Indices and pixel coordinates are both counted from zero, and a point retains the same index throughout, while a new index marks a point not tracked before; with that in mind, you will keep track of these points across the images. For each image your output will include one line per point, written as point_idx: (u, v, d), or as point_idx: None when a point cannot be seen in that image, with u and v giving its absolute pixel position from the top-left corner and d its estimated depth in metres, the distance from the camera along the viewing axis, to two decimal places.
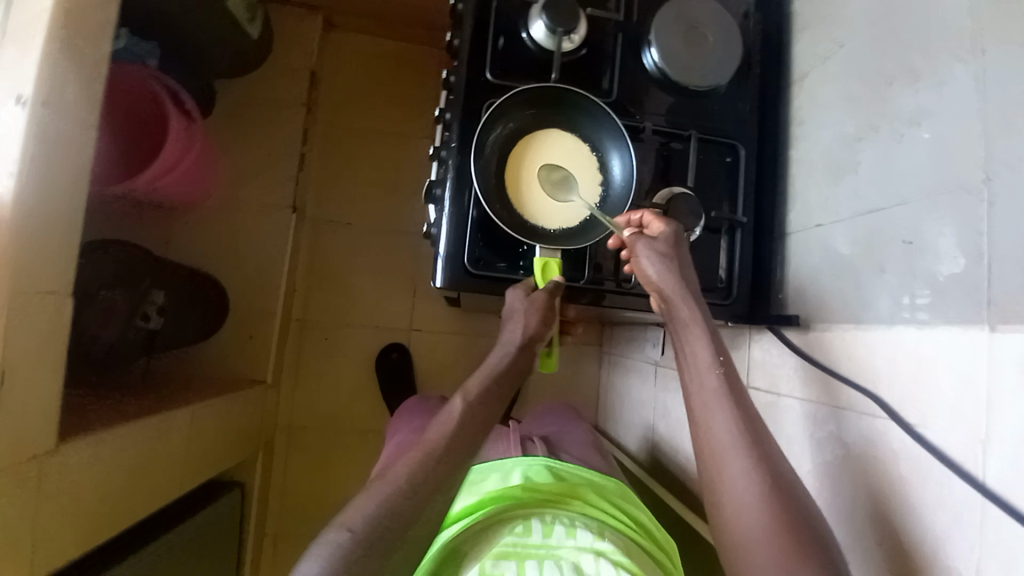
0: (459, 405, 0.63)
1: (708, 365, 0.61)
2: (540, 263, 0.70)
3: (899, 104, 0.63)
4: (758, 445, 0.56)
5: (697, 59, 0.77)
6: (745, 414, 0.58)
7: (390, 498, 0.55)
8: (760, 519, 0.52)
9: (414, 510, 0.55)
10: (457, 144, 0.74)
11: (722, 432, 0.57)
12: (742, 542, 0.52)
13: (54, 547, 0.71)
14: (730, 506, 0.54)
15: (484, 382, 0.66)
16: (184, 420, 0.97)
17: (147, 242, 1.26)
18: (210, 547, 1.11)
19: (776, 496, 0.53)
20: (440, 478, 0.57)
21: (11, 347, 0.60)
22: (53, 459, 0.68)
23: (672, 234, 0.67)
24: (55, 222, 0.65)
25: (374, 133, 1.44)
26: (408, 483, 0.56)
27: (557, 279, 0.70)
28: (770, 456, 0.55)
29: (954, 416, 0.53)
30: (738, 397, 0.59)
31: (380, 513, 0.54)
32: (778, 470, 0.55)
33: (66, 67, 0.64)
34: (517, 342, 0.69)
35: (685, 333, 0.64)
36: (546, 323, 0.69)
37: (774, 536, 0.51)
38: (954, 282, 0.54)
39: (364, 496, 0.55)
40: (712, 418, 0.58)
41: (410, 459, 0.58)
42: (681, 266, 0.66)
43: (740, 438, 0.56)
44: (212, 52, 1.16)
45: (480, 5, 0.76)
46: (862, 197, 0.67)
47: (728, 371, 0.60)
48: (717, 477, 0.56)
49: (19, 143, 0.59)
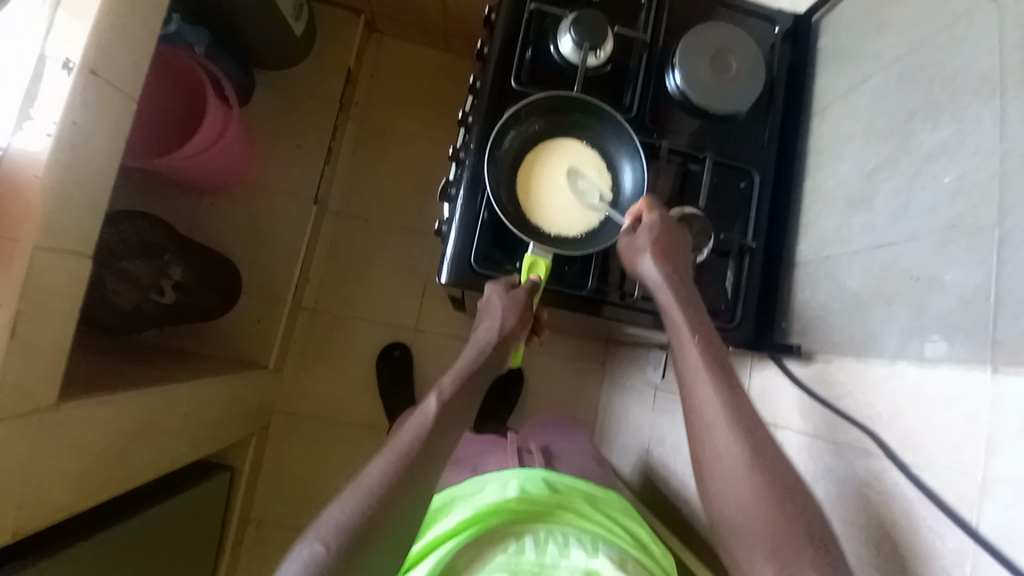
0: (434, 406, 0.61)
1: (687, 339, 0.61)
2: (528, 260, 0.70)
3: (917, 142, 0.63)
4: (750, 428, 0.55)
5: (720, 84, 0.78)
6: (727, 384, 0.57)
7: (363, 504, 0.53)
8: (742, 485, 0.52)
9: (388, 515, 0.53)
10: (475, 145, 0.75)
11: (706, 403, 0.57)
12: (732, 521, 0.51)
13: (44, 502, 0.72)
14: (717, 485, 0.53)
15: (457, 379, 0.65)
16: (186, 391, 0.99)
17: (174, 219, 1.30)
18: (194, 525, 1.12)
19: (759, 464, 0.52)
20: (415, 483, 0.56)
21: (30, 299, 0.63)
22: (54, 413, 0.70)
23: (655, 223, 0.67)
24: (85, 185, 0.68)
25: (401, 135, 1.48)
26: (385, 486, 0.54)
27: (538, 277, 0.70)
28: (755, 426, 0.55)
29: (952, 460, 0.52)
30: (720, 367, 0.59)
31: (351, 519, 0.52)
32: (763, 439, 0.54)
33: (114, 40, 0.67)
34: (493, 341, 0.68)
35: (665, 310, 0.65)
36: (523, 324, 0.68)
37: (759, 501, 0.51)
38: (963, 320, 0.53)
39: (334, 506, 0.53)
40: (696, 390, 0.58)
41: (385, 461, 0.56)
42: (667, 255, 0.67)
43: (721, 409, 0.56)
44: (256, 43, 1.21)
45: (511, 16, 0.78)
46: (875, 230, 0.66)
47: (707, 347, 0.60)
48: (702, 455, 0.56)
49: (60, 107, 0.62)
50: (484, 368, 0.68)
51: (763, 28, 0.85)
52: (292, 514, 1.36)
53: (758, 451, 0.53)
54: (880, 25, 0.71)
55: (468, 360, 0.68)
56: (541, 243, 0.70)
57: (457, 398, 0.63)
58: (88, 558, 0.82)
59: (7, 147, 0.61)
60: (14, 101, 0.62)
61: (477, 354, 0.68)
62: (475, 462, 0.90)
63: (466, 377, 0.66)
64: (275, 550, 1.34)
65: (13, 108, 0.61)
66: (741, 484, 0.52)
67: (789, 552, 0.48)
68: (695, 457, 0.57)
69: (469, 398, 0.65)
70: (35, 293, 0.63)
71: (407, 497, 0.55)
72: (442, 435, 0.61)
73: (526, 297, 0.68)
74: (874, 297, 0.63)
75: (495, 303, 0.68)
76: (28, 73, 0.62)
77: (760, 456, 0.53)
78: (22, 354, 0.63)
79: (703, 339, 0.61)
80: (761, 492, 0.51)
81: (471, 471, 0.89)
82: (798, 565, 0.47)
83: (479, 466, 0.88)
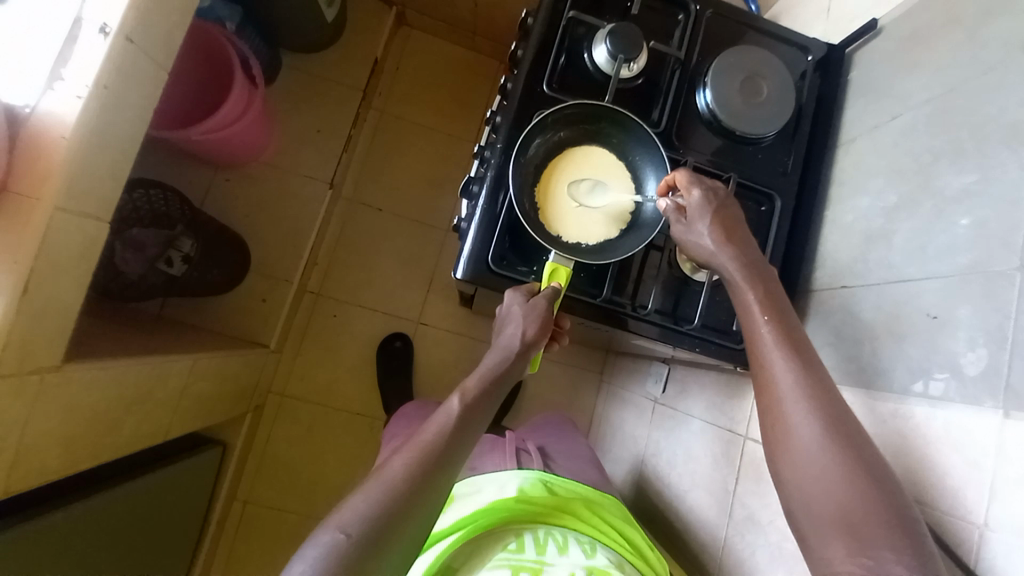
0: (457, 406, 0.61)
1: (758, 321, 0.61)
2: (549, 267, 0.71)
3: (943, 181, 0.63)
4: (826, 398, 0.55)
5: (749, 107, 0.78)
6: (806, 364, 0.57)
7: (387, 497, 0.52)
8: (826, 471, 0.51)
9: (407, 513, 0.53)
10: (502, 145, 0.75)
11: (782, 381, 0.56)
12: (805, 512, 0.52)
13: (38, 463, 0.72)
14: (789, 472, 0.54)
15: (481, 384, 0.64)
16: (185, 366, 0.98)
17: (187, 191, 1.30)
18: (180, 498, 1.11)
19: (838, 449, 0.51)
20: (437, 481, 0.55)
21: (44, 260, 0.62)
22: (55, 374, 0.70)
23: (707, 193, 0.67)
24: (110, 150, 0.68)
25: (422, 128, 1.49)
26: (407, 480, 0.54)
27: (558, 285, 0.70)
28: (836, 410, 0.54)
29: (957, 500, 0.52)
30: (796, 348, 0.58)
31: (373, 512, 0.51)
32: (844, 427, 0.53)
33: (151, 7, 0.67)
34: (515, 348, 0.67)
35: (735, 286, 0.64)
36: (544, 331, 0.68)
37: (841, 486, 0.50)
38: (973, 365, 0.53)
39: (356, 496, 0.53)
40: (769, 369, 0.58)
41: (407, 455, 0.56)
42: (730, 226, 0.66)
43: (797, 389, 0.55)
44: (286, 22, 1.21)
45: (549, 22, 0.79)
46: (892, 266, 0.66)
47: (780, 325, 0.60)
48: (781, 438, 0.55)
49: (94, 68, 0.62)
50: (507, 373, 0.67)
51: (795, 56, 0.85)
52: (279, 496, 1.35)
53: (843, 438, 0.52)
54: (914, 61, 0.71)
55: (491, 364, 0.67)
56: (561, 251, 0.71)
57: (481, 402, 0.63)
58: (72, 520, 0.82)
59: (36, 106, 0.61)
60: (47, 59, 0.61)
61: (500, 360, 0.67)
62: (474, 462, 0.90)
63: (489, 382, 0.65)
64: (260, 532, 1.34)
65: (46, 67, 0.61)
66: (823, 470, 0.51)
67: (870, 543, 0.47)
68: (772, 440, 0.56)
69: (490, 406, 0.64)
70: (49, 252, 0.63)
71: (428, 495, 0.54)
72: (464, 436, 0.60)
73: (547, 304, 0.68)
74: (885, 332, 0.64)
75: (517, 311, 0.68)
76: (64, 33, 0.62)
77: (843, 441, 0.52)
78: (31, 312, 0.63)
79: (774, 320, 0.60)
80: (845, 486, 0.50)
81: (468, 473, 0.88)
82: (875, 550, 0.47)
83: (477, 468, 0.88)
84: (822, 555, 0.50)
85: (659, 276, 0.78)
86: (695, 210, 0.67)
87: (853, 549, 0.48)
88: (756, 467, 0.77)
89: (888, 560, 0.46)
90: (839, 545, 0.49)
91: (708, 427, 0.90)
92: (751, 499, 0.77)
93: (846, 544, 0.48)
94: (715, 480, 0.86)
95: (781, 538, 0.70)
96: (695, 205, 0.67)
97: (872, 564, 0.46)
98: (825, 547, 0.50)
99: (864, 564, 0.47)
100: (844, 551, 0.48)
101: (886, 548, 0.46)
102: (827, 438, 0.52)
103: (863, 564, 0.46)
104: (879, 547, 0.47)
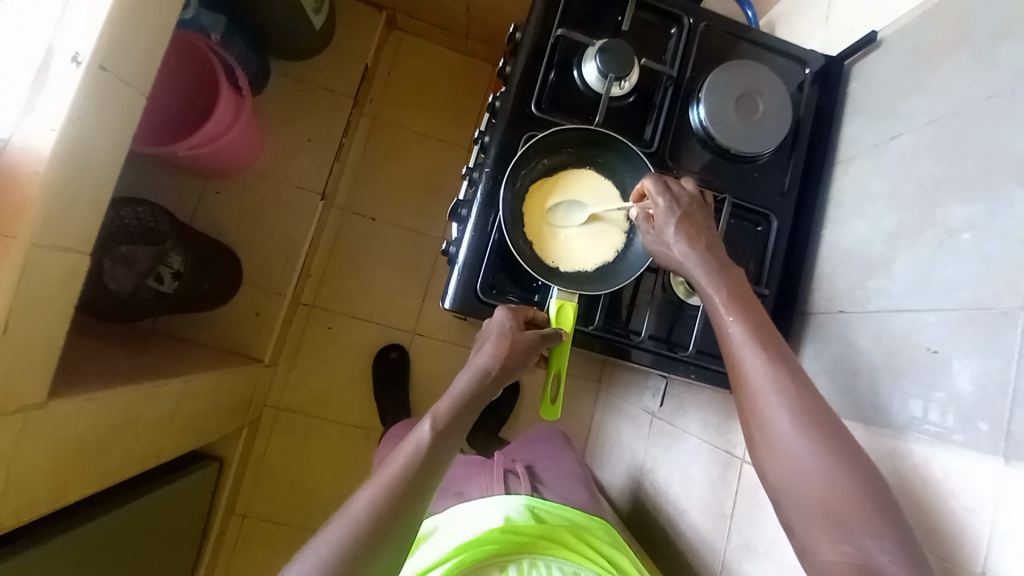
0: (428, 432, 0.59)
1: (722, 321, 0.59)
2: (556, 305, 0.68)
3: (948, 212, 0.60)
4: (797, 382, 0.53)
5: (745, 125, 0.76)
6: (777, 354, 0.55)
7: (348, 538, 0.52)
8: (814, 469, 0.50)
9: (369, 558, 0.52)
10: (490, 168, 0.73)
11: (754, 372, 0.55)
12: (793, 522, 0.51)
13: (25, 497, 0.71)
14: (778, 486, 0.52)
15: (453, 406, 0.62)
16: (176, 388, 0.96)
17: (176, 207, 1.28)
18: (177, 515, 1.10)
19: (818, 442, 0.50)
20: (402, 522, 0.55)
21: (23, 301, 0.61)
22: (40, 412, 0.69)
23: (673, 200, 0.65)
24: (88, 182, 0.66)
25: (415, 134, 1.46)
26: (372, 519, 0.53)
27: (563, 329, 0.67)
28: (805, 392, 0.53)
29: (955, 546, 0.51)
30: (765, 337, 0.57)
31: (334, 557, 0.51)
32: (824, 419, 0.51)
33: (125, 31, 0.65)
34: (494, 373, 0.64)
35: (700, 289, 0.62)
36: (521, 363, 0.65)
37: (829, 480, 0.49)
38: (975, 403, 0.52)
39: (318, 538, 0.53)
40: (740, 365, 0.56)
41: (372, 491, 0.55)
42: (708, 244, 0.64)
43: (769, 379, 0.54)
44: (273, 30, 1.19)
45: (539, 37, 0.76)
46: (892, 296, 0.64)
47: (745, 318, 0.58)
48: (759, 433, 0.54)
49: (67, 102, 0.60)
50: (474, 404, 0.64)
51: (792, 69, 0.83)
52: (276, 508, 1.35)
53: (819, 424, 0.51)
54: (917, 79, 0.69)
55: (465, 385, 0.64)
56: (562, 285, 0.69)
57: (453, 425, 0.61)
58: (66, 547, 0.81)
59: (9, 138, 0.59)
60: (19, 91, 0.59)
61: (477, 386, 0.64)
62: (459, 487, 0.89)
63: (460, 409, 0.63)
64: (258, 548, 1.34)
65: (18, 97, 0.59)
66: (808, 468, 0.50)
67: (851, 530, 0.47)
68: (754, 438, 0.55)
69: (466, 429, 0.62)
70: (29, 289, 0.61)
71: (395, 533, 0.54)
72: (433, 470, 0.58)
73: (538, 340, 0.65)
74: (884, 366, 0.62)
75: (506, 333, 0.65)
76: (36, 62, 0.60)
77: (819, 425, 0.51)
78: (12, 351, 0.62)
79: (740, 315, 0.58)
80: (839, 486, 0.48)
81: (453, 499, 0.88)
82: (856, 537, 0.46)
83: (462, 494, 0.87)
84: (807, 545, 0.49)
85: (654, 301, 0.77)
86: (662, 217, 0.65)
87: (836, 538, 0.47)
88: (754, 494, 0.76)
89: (869, 546, 0.46)
90: (822, 535, 0.48)
91: (705, 447, 0.89)
92: (748, 525, 0.76)
93: (829, 533, 0.48)
94: (711, 501, 0.86)
95: (777, 568, 0.70)
96: (663, 211, 0.65)
97: (854, 552, 0.46)
98: (808, 536, 0.49)
99: (846, 552, 0.46)
100: (827, 541, 0.48)
101: (865, 533, 0.46)
102: (802, 430, 0.51)
103: (846, 553, 0.46)
104: (860, 533, 0.47)
